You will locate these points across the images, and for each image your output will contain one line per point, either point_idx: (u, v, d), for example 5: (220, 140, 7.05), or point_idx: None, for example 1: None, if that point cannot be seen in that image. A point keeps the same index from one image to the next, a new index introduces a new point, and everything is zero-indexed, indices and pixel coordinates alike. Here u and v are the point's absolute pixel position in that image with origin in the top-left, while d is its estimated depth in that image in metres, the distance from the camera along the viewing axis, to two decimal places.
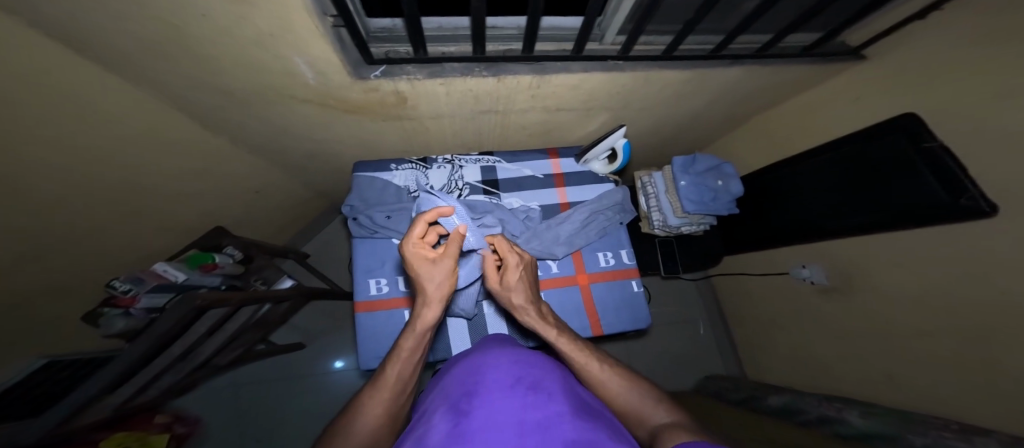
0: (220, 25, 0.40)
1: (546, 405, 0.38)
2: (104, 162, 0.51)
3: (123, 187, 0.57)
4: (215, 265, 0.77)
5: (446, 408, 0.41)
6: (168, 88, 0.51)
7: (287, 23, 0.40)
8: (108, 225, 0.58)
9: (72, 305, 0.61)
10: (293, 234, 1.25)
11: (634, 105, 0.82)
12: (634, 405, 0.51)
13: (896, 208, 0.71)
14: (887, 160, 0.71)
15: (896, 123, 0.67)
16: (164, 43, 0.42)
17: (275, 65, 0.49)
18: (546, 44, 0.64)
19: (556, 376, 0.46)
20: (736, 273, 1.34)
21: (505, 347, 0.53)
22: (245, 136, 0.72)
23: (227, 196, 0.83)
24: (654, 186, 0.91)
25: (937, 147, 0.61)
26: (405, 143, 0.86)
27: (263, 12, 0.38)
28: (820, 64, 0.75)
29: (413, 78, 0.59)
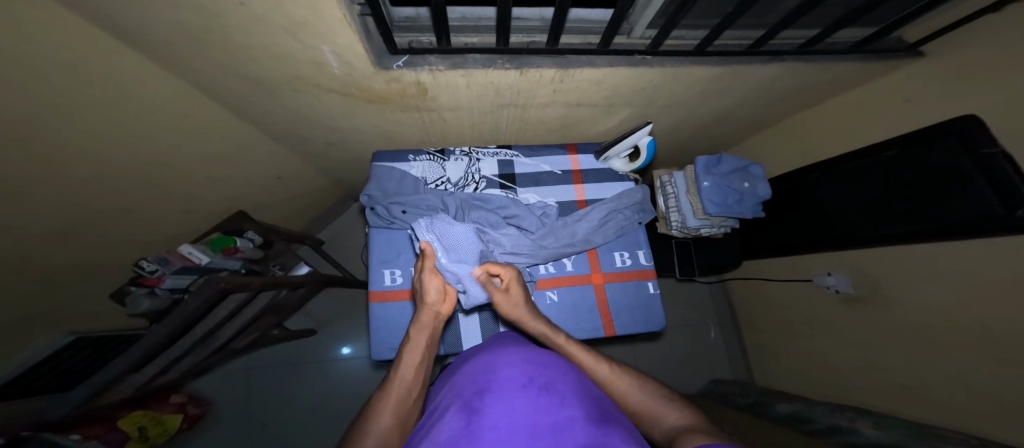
0: (256, 14, 0.40)
1: (559, 409, 0.37)
2: (137, 145, 0.52)
3: (153, 170, 0.58)
4: (236, 249, 0.79)
5: (457, 405, 0.41)
6: (195, 72, 0.52)
7: (317, 13, 0.40)
8: (137, 207, 0.60)
9: (102, 282, 0.63)
10: (309, 221, 1.26)
11: (659, 101, 0.79)
12: (645, 404, 0.49)
13: (943, 217, 0.67)
14: (940, 165, 0.67)
15: (952, 126, 0.63)
16: (194, 30, 0.42)
17: (302, 55, 0.49)
18: (571, 37, 0.62)
19: (569, 378, 0.45)
20: (754, 279, 1.30)
21: (517, 346, 0.52)
22: (269, 123, 0.73)
23: (250, 181, 0.84)
24: (674, 186, 0.89)
25: (995, 154, 0.57)
26: (423, 133, 0.85)
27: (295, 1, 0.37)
28: (868, 62, 0.71)
29: (435, 69, 0.58)
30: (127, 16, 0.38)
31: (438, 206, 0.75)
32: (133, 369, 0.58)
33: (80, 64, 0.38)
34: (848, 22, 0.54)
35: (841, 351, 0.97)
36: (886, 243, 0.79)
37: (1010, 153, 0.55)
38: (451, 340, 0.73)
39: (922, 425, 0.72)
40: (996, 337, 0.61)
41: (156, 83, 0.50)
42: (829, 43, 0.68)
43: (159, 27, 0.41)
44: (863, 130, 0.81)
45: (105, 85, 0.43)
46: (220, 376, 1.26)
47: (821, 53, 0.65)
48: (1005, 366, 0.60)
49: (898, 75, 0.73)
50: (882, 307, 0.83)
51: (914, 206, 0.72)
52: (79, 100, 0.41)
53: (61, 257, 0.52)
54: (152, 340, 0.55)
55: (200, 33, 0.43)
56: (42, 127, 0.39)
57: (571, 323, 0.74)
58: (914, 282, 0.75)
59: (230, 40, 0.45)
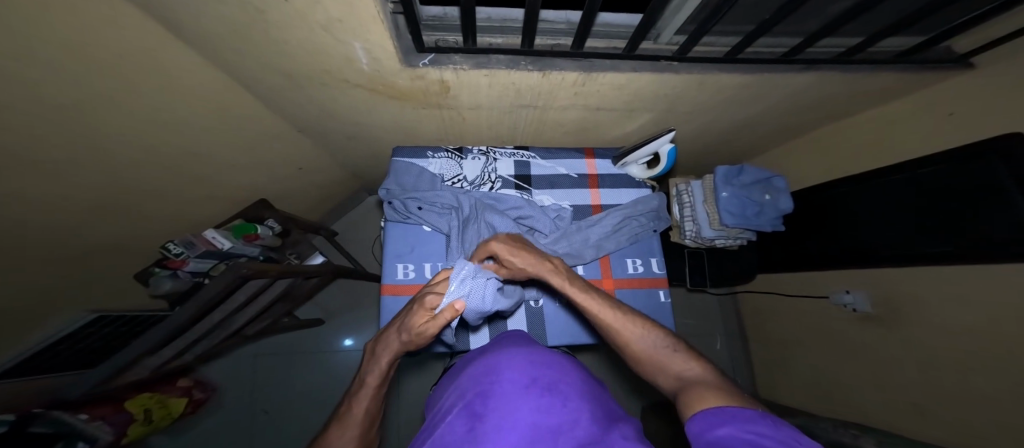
0: (294, 10, 0.41)
1: (561, 411, 0.37)
2: (168, 132, 0.54)
3: (183, 156, 0.60)
4: (257, 236, 0.80)
5: (461, 409, 0.40)
6: (230, 63, 0.53)
7: (355, 11, 0.41)
8: (166, 189, 0.61)
9: (128, 261, 0.65)
10: (324, 213, 1.29)
11: (681, 109, 0.79)
12: (653, 353, 0.48)
13: (979, 240, 0.65)
14: (974, 186, 0.65)
15: (995, 145, 0.60)
16: (233, 22, 0.43)
17: (332, 49, 0.50)
18: (597, 41, 0.63)
19: (571, 377, 0.45)
20: (766, 292, 1.27)
21: (521, 346, 0.51)
22: (295, 115, 0.74)
23: (273, 170, 0.86)
24: (690, 194, 0.88)
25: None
26: (442, 131, 0.86)
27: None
28: (904, 76, 0.70)
29: (459, 69, 0.59)
30: (173, 6, 0.39)
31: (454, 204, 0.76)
32: (155, 348, 0.59)
33: (116, 50, 0.39)
34: (895, 31, 0.53)
35: (853, 370, 0.94)
36: (913, 262, 0.77)
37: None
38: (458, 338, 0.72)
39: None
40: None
41: (193, 71, 0.51)
42: (866, 53, 0.67)
43: (203, 17, 0.42)
44: (896, 146, 0.80)
45: (145, 73, 0.45)
46: (228, 358, 1.28)
47: (861, 63, 0.64)
48: None
49: (937, 90, 0.71)
50: (902, 328, 0.81)
51: (946, 227, 0.70)
52: (117, 83, 0.42)
53: (92, 235, 0.54)
54: (176, 321, 0.57)
55: (239, 25, 0.44)
56: (80, 109, 0.40)
57: (580, 327, 0.75)
58: (940, 304, 0.73)
59: (264, 33, 0.46)
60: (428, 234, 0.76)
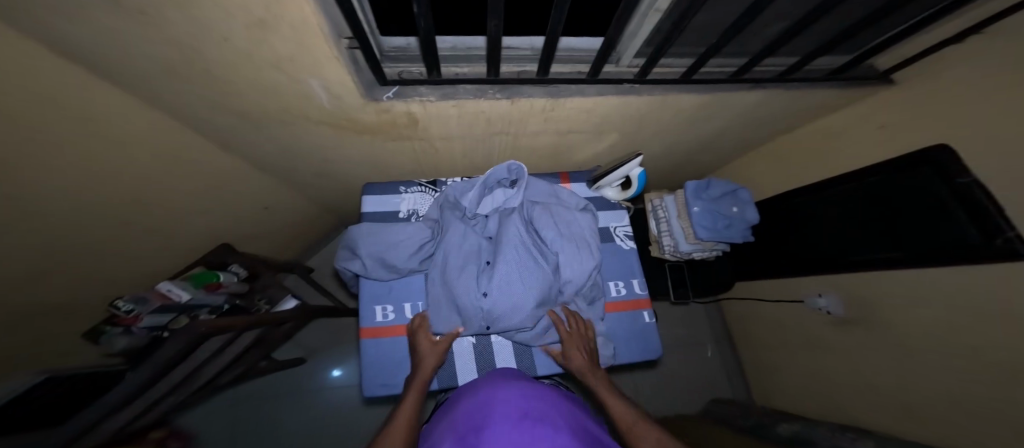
0: (238, 48, 0.37)
1: (554, 437, 0.35)
2: (125, 181, 0.50)
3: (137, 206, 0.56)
4: (220, 284, 0.72)
5: (453, 441, 0.38)
6: (185, 110, 0.51)
7: (304, 48, 0.38)
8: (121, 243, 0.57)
9: (78, 326, 0.59)
10: (300, 248, 1.23)
11: (648, 129, 0.82)
12: None
13: (923, 247, 0.70)
14: (912, 193, 0.70)
15: (927, 154, 0.66)
16: (184, 69, 0.41)
17: (283, 86, 0.46)
18: (562, 65, 0.64)
19: (566, 413, 0.43)
20: (746, 299, 1.31)
21: (513, 380, 0.50)
22: (261, 158, 0.72)
23: (241, 214, 0.82)
24: (665, 210, 0.91)
25: (973, 184, 0.59)
26: (415, 163, 0.85)
27: (282, 37, 0.35)
28: (842, 89, 0.76)
29: (425, 100, 0.58)
30: (115, 57, 0.37)
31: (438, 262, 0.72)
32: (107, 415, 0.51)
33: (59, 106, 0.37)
34: (828, 50, 0.57)
35: (842, 372, 0.95)
36: (871, 267, 0.81)
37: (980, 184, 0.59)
38: (444, 374, 0.69)
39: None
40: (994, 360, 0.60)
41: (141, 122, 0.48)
42: (807, 70, 0.72)
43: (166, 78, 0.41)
44: (845, 153, 0.85)
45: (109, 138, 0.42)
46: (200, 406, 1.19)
47: (800, 81, 0.69)
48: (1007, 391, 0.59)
49: (871, 100, 0.80)
50: (874, 326, 0.84)
51: (892, 232, 0.75)
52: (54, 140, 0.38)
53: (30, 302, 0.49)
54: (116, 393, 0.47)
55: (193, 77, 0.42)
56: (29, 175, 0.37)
57: None
58: (906, 302, 0.75)
59: (215, 81, 0.43)
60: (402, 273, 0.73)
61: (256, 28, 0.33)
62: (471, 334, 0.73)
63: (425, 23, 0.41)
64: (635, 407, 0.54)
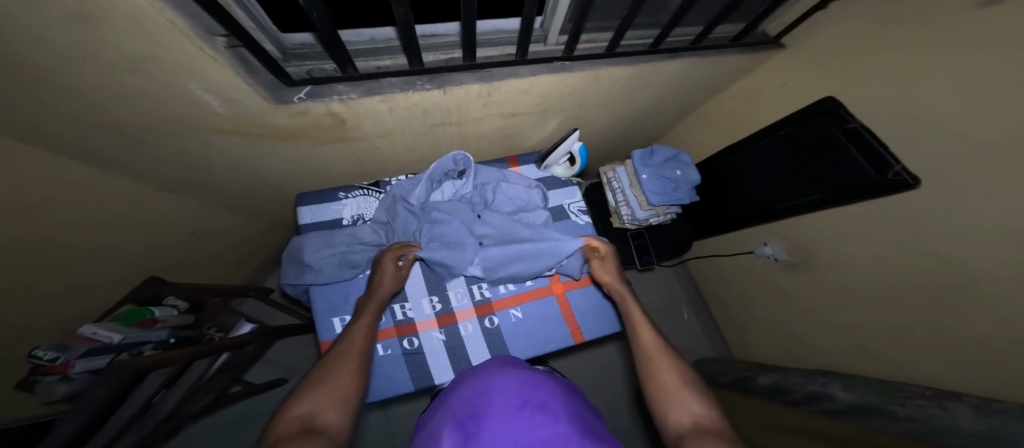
0: (100, 60, 0.34)
1: (552, 425, 0.33)
2: (29, 227, 0.46)
3: (52, 253, 0.52)
4: (156, 319, 0.67)
5: (452, 427, 0.36)
6: (80, 147, 0.46)
7: (164, 46, 0.34)
8: (48, 294, 0.54)
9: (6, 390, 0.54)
10: (255, 269, 1.18)
11: (587, 105, 0.83)
12: (674, 388, 0.45)
13: (838, 186, 0.75)
14: (825, 141, 0.76)
15: (823, 108, 0.73)
16: (57, 97, 0.37)
17: (168, 95, 0.43)
18: (490, 49, 0.62)
19: (565, 398, 0.41)
20: (709, 256, 1.34)
21: (513, 368, 0.48)
22: (185, 183, 0.68)
23: (168, 243, 0.76)
24: (619, 180, 0.94)
25: (860, 129, 0.67)
26: (357, 166, 0.82)
27: (134, 38, 0.32)
28: (748, 52, 0.80)
29: (347, 98, 0.55)
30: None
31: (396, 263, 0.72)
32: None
33: None
34: (728, 14, 0.59)
35: (801, 317, 1.00)
36: (802, 210, 0.86)
37: (873, 127, 0.65)
38: (419, 374, 0.68)
39: (887, 382, 0.74)
40: (924, 288, 0.65)
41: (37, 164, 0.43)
42: (712, 38, 0.74)
43: (34, 109, 0.37)
44: (766, 108, 0.89)
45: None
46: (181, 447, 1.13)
47: (712, 48, 0.72)
48: (938, 314, 0.64)
49: (775, 61, 0.84)
50: (821, 269, 0.88)
51: (813, 177, 0.81)
52: None
53: None
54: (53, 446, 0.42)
55: (65, 101, 0.38)
56: None
57: (540, 339, 0.74)
58: (843, 243, 0.80)
59: (92, 102, 0.40)
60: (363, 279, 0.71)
61: (95, 30, 0.29)
62: (440, 331, 0.72)
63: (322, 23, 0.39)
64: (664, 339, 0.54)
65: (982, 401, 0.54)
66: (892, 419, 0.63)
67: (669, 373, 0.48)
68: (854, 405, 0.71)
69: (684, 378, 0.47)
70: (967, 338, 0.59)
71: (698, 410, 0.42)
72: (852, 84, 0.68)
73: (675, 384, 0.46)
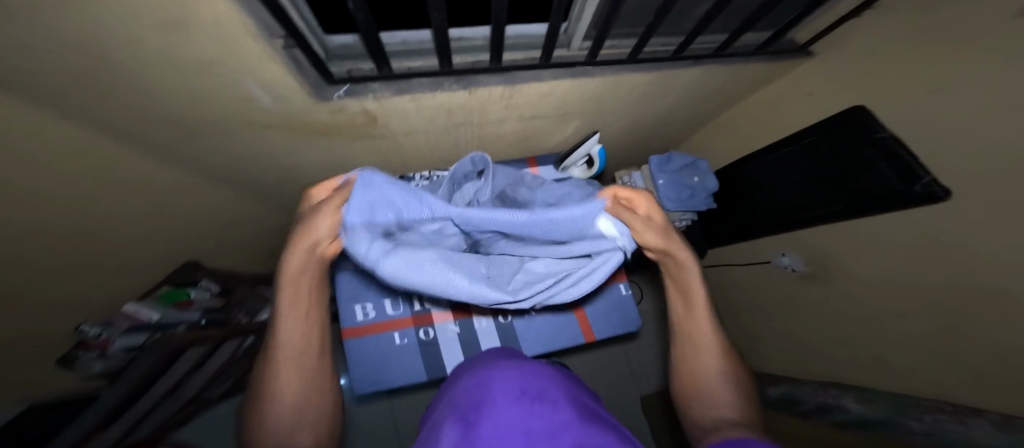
0: (170, 57, 0.37)
1: (552, 414, 0.34)
2: (90, 210, 0.49)
3: (106, 234, 0.55)
4: (190, 302, 0.72)
5: (453, 418, 0.36)
6: (137, 136, 0.50)
7: (230, 45, 0.37)
8: (98, 274, 0.57)
9: None
10: (274, 260, 1.21)
11: (605, 109, 0.85)
12: (712, 384, 0.47)
13: (863, 198, 0.75)
14: (851, 149, 0.76)
15: (852, 116, 0.74)
16: (129, 89, 0.40)
17: (222, 92, 0.46)
18: (515, 53, 0.65)
19: (563, 389, 0.42)
20: (721, 264, 1.35)
21: (511, 359, 0.48)
22: (221, 174, 0.71)
23: (208, 232, 0.80)
24: (634, 186, 0.95)
25: (890, 139, 0.67)
26: (381, 162, 0.85)
27: (204, 35, 0.34)
28: (770, 61, 0.81)
29: (380, 96, 0.58)
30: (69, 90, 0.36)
31: None
32: None
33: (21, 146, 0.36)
34: (751, 25, 0.61)
35: (814, 327, 1.00)
36: (826, 221, 0.86)
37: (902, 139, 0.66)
38: (432, 365, 0.69)
39: (902, 397, 0.73)
40: (945, 302, 0.65)
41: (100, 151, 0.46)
42: (735, 47, 0.76)
43: (107, 101, 0.41)
44: (791, 116, 0.90)
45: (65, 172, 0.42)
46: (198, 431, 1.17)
47: (733, 56, 0.73)
48: (959, 328, 0.63)
49: (798, 71, 0.86)
50: (837, 279, 0.88)
51: (837, 186, 0.82)
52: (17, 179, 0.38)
53: None
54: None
55: (134, 94, 0.41)
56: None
57: (552, 337, 0.76)
58: (862, 253, 0.80)
59: (156, 97, 0.43)
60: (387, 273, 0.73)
61: (177, 31, 0.33)
62: (456, 325, 0.74)
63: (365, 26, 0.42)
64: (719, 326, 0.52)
65: None
66: None
67: (707, 370, 0.49)
68: None
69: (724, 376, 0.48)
70: (988, 352, 0.59)
71: (732, 410, 0.44)
72: (880, 94, 0.68)
73: (710, 382, 0.47)
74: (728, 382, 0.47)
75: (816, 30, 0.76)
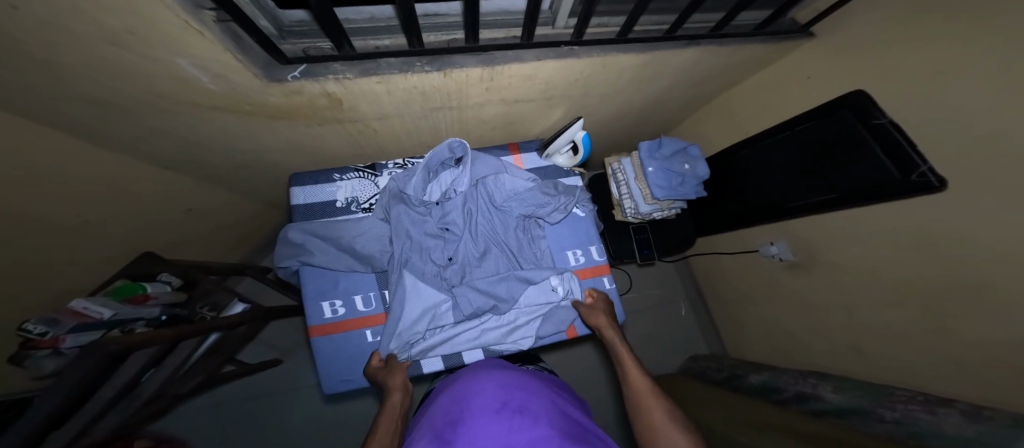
0: (75, 30, 0.31)
1: (532, 428, 0.33)
2: (18, 202, 0.45)
3: (44, 228, 0.51)
4: (148, 296, 0.66)
5: (430, 439, 0.36)
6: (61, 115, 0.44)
7: (153, 21, 0.32)
8: (39, 270, 0.53)
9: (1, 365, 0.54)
10: (252, 249, 1.16)
11: (593, 93, 0.80)
12: (660, 422, 0.46)
13: (858, 188, 0.72)
14: (843, 140, 0.73)
15: (848, 101, 0.70)
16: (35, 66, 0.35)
17: (154, 70, 0.41)
18: (494, 31, 0.59)
19: (544, 399, 0.41)
20: (710, 254, 1.34)
21: (493, 369, 0.47)
22: (179, 160, 0.66)
23: (162, 218, 0.75)
24: (623, 173, 0.92)
25: (887, 125, 0.64)
26: (354, 147, 0.80)
27: (115, 9, 0.29)
28: (770, 43, 0.76)
29: (343, 78, 0.53)
30: None
31: (387, 265, 0.69)
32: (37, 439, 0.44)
33: None
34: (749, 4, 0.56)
35: (798, 317, 1.00)
36: (816, 212, 0.84)
37: (901, 124, 0.62)
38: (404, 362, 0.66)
39: (879, 386, 0.74)
40: (928, 296, 0.64)
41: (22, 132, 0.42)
42: (733, 26, 0.71)
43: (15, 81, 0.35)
44: (787, 103, 0.86)
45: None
46: (180, 420, 1.16)
47: (731, 37, 0.68)
48: (938, 322, 0.63)
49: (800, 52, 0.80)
50: (825, 270, 0.87)
51: (829, 174, 0.78)
52: None
53: None
54: (35, 418, 0.42)
55: (50, 74, 0.37)
56: None
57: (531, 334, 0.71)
58: (852, 246, 0.78)
59: (77, 75, 0.38)
60: (357, 274, 0.70)
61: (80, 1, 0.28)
62: None
63: (317, 5, 0.37)
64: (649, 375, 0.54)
65: (974, 409, 0.54)
66: (880, 422, 0.63)
67: (655, 409, 0.48)
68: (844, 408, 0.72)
69: (670, 415, 0.47)
70: (965, 347, 0.59)
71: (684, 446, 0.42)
72: (880, 82, 0.64)
73: (655, 419, 0.47)
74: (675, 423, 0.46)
75: (820, 9, 0.72)
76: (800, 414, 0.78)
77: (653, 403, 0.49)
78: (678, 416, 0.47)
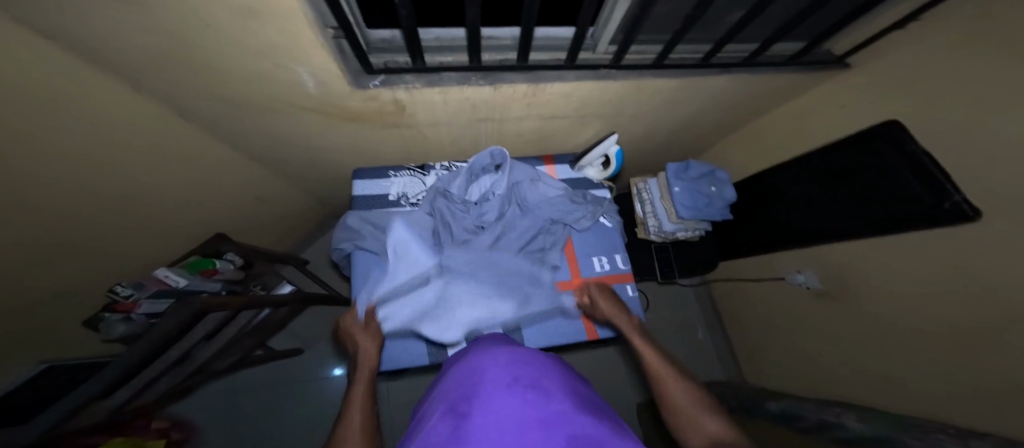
0: (223, 34, 0.38)
1: (545, 404, 0.34)
2: (129, 174, 0.52)
3: (143, 201, 0.58)
4: (216, 271, 0.73)
5: (444, 410, 0.37)
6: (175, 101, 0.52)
7: (285, 32, 0.39)
8: (133, 238, 0.60)
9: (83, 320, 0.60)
10: (294, 241, 1.24)
11: (625, 112, 0.85)
12: (686, 402, 0.48)
13: (896, 215, 0.73)
14: (874, 168, 0.76)
15: (881, 130, 0.73)
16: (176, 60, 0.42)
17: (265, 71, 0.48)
18: (541, 54, 0.66)
19: (555, 378, 0.41)
20: (733, 278, 1.34)
21: (502, 349, 0.48)
22: (253, 151, 0.74)
23: (236, 204, 0.83)
24: (648, 192, 0.97)
25: (918, 154, 0.66)
26: (404, 150, 0.87)
27: (264, 22, 0.37)
28: (798, 73, 0.80)
29: (412, 87, 0.60)
30: (113, 50, 0.38)
31: None
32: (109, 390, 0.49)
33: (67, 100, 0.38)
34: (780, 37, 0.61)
35: (824, 345, 0.99)
36: (846, 237, 0.85)
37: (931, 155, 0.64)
38: (434, 349, 0.69)
39: (908, 418, 0.72)
40: (963, 327, 0.64)
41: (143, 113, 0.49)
42: (764, 57, 0.76)
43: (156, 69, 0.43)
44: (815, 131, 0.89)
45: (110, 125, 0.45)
46: (201, 400, 1.21)
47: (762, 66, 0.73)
48: (973, 353, 0.63)
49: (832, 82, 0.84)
50: (854, 297, 0.87)
51: (861, 200, 0.80)
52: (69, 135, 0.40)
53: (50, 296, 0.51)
54: (110, 371, 0.47)
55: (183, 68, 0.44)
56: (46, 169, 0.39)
57: (555, 335, 0.74)
58: (883, 274, 0.78)
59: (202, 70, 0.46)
60: None
61: (243, 16, 0.35)
62: None
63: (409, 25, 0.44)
64: (668, 356, 0.58)
65: (1010, 442, 0.53)
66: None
67: (675, 390, 0.50)
68: (869, 437, 0.70)
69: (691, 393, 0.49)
70: (1001, 378, 0.58)
71: (710, 425, 0.44)
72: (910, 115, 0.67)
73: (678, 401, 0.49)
74: (699, 402, 0.48)
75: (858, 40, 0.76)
76: (824, 442, 0.76)
77: (674, 383, 0.52)
78: (700, 395, 0.49)
